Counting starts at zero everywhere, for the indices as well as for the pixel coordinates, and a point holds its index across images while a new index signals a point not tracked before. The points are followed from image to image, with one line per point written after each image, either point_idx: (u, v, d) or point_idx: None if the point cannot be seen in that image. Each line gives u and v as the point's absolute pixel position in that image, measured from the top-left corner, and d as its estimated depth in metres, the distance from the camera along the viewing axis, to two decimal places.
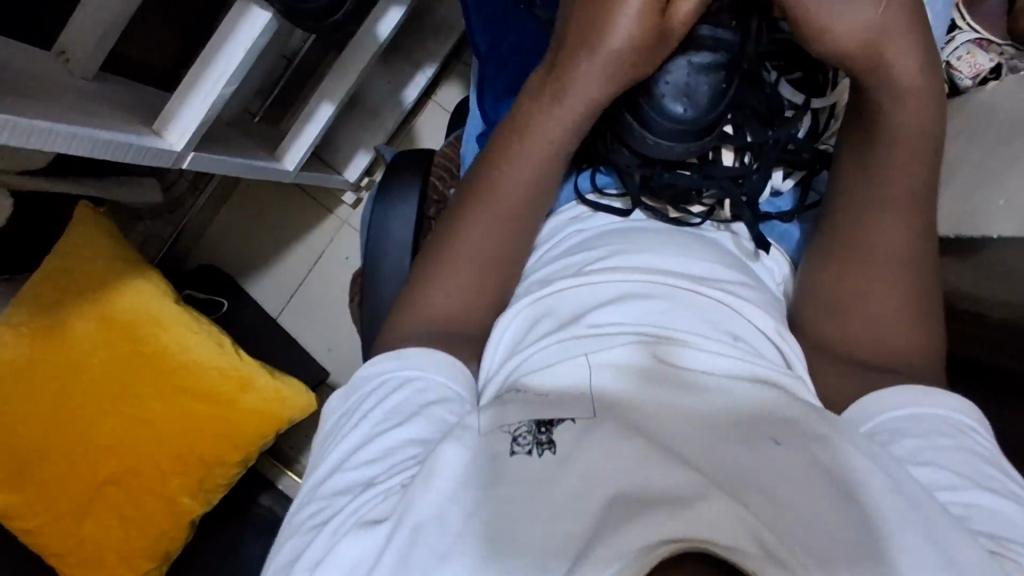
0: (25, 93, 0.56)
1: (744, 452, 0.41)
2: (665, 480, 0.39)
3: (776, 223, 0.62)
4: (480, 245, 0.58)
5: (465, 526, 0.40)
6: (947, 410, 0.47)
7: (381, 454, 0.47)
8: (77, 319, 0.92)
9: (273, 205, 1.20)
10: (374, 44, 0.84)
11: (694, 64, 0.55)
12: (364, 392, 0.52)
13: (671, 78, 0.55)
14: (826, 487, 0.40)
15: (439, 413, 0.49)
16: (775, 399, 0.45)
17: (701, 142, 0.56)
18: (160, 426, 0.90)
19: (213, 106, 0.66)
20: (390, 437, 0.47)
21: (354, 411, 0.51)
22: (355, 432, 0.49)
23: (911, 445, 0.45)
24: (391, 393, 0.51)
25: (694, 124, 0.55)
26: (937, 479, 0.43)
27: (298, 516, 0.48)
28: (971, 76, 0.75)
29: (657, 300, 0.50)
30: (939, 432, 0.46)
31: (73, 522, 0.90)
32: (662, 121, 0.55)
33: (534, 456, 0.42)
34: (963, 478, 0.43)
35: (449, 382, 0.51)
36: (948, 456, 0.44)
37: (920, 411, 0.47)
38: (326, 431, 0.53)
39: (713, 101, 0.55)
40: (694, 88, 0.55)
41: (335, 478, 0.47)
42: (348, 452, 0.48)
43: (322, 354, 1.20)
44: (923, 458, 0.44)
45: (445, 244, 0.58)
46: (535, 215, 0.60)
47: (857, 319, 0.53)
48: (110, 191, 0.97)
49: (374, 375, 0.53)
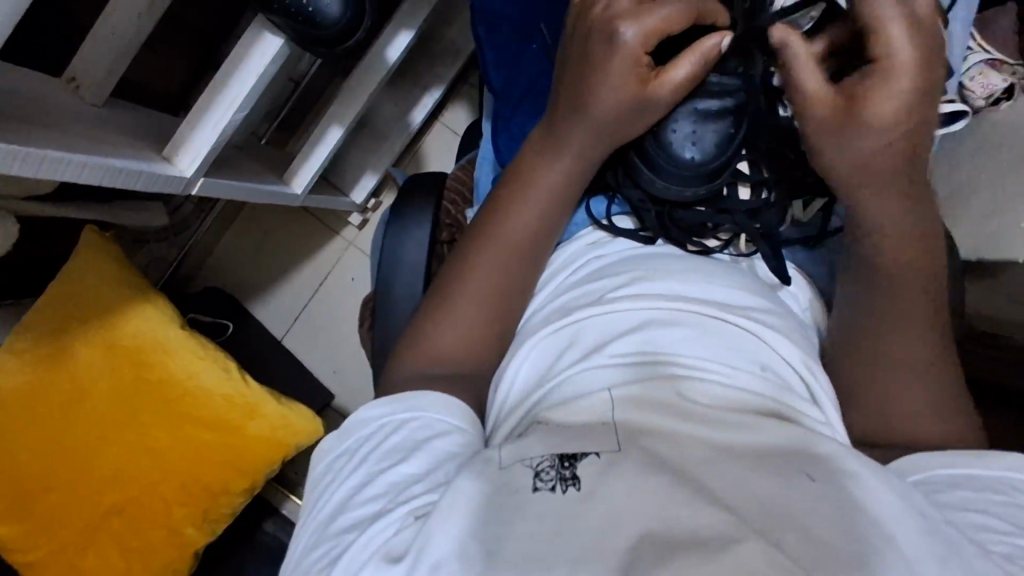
0: (36, 120, 0.56)
1: (779, 487, 0.40)
2: (693, 520, 0.38)
3: (799, 249, 0.62)
4: (490, 281, 0.57)
5: (484, 567, 0.38)
6: (1003, 470, 0.44)
7: (389, 489, 0.45)
8: (83, 345, 0.91)
9: (280, 227, 1.19)
10: (383, 68, 0.83)
11: (700, 111, 0.56)
12: (365, 432, 0.50)
13: (677, 126, 0.56)
14: (865, 528, 0.38)
15: (445, 446, 0.47)
16: (801, 435, 0.43)
17: (710, 184, 0.57)
18: (164, 453, 0.88)
19: (223, 133, 0.66)
20: (395, 471, 0.46)
21: (353, 453, 0.49)
22: (357, 473, 0.47)
23: (959, 496, 0.43)
24: (396, 430, 0.49)
25: (704, 168, 0.56)
26: (988, 524, 0.41)
27: (307, 557, 0.46)
28: (984, 96, 0.72)
29: (680, 328, 0.49)
30: (990, 487, 0.43)
31: (76, 554, 0.88)
32: (671, 167, 0.56)
33: (557, 493, 0.40)
34: (1016, 526, 0.41)
35: (450, 418, 0.49)
36: (997, 506, 0.42)
37: (970, 468, 0.44)
38: (321, 473, 0.50)
39: (720, 147, 0.55)
40: (701, 135, 0.55)
41: (344, 514, 0.45)
42: (355, 488, 0.46)
43: (328, 377, 1.18)
44: (974, 505, 0.42)
45: (454, 281, 0.57)
46: (547, 242, 0.59)
47: (895, 356, 0.50)
48: (118, 216, 0.97)
49: (372, 419, 0.50)
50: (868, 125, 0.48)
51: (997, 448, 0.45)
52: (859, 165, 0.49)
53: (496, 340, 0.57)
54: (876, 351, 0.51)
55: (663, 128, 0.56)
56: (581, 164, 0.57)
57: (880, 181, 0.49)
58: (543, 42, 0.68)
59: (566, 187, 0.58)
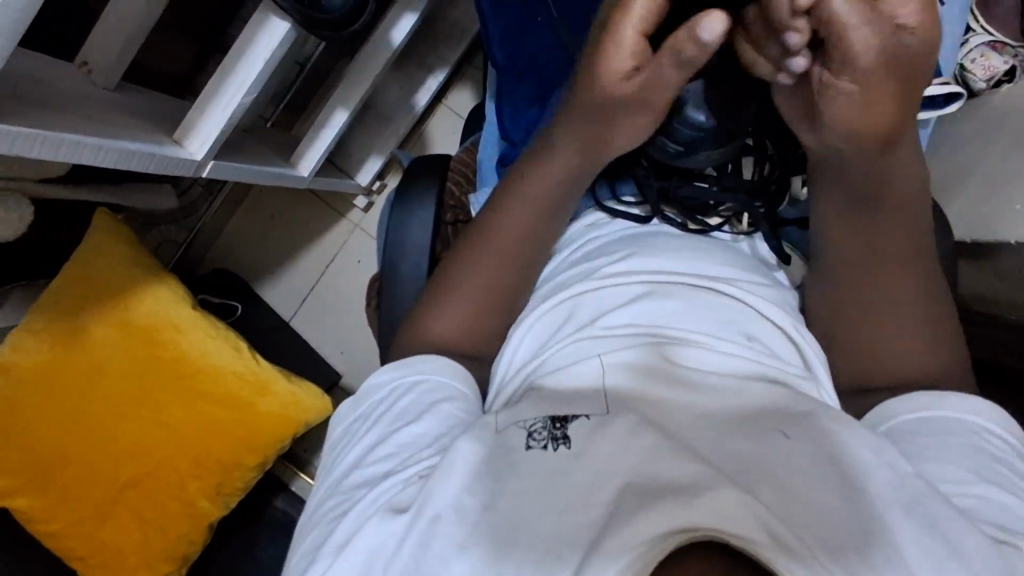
0: (52, 105, 0.57)
1: (757, 447, 0.42)
2: (675, 471, 0.40)
3: (793, 231, 0.63)
4: (494, 256, 0.59)
5: (484, 523, 0.41)
6: (960, 415, 0.47)
7: (400, 451, 0.48)
8: (97, 324, 0.94)
9: (286, 210, 1.21)
10: (388, 50, 0.84)
11: (716, 73, 0.57)
12: (380, 395, 0.53)
13: (692, 86, 0.57)
14: (837, 484, 0.40)
15: (454, 411, 0.50)
16: (783, 398, 0.45)
17: (724, 150, 0.57)
18: (177, 429, 0.91)
19: (233, 116, 0.67)
20: (402, 433, 0.48)
21: (366, 420, 0.52)
22: (369, 435, 0.50)
23: (922, 443, 0.46)
24: (404, 395, 0.51)
25: (717, 129, 0.57)
26: (945, 472, 0.44)
27: (318, 511, 0.48)
28: (985, 79, 0.75)
29: (671, 301, 0.51)
30: (950, 432, 0.46)
31: (94, 525, 0.91)
32: (684, 128, 0.57)
33: (548, 451, 0.44)
34: (973, 474, 0.44)
35: (455, 382, 0.52)
36: (959, 453, 0.45)
37: (930, 411, 0.48)
38: (339, 432, 0.54)
39: (735, 109, 0.57)
40: (716, 96, 0.56)
41: (356, 473, 0.48)
42: (369, 447, 0.49)
43: (336, 358, 1.21)
44: (935, 454, 0.45)
45: (456, 261, 0.59)
46: (549, 228, 0.60)
47: (871, 335, 0.53)
48: (127, 197, 0.98)
49: (387, 382, 0.53)
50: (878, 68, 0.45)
51: (957, 393, 0.49)
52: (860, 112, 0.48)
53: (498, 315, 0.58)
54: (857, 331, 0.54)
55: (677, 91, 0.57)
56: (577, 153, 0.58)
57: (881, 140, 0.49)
58: (548, 14, 0.68)
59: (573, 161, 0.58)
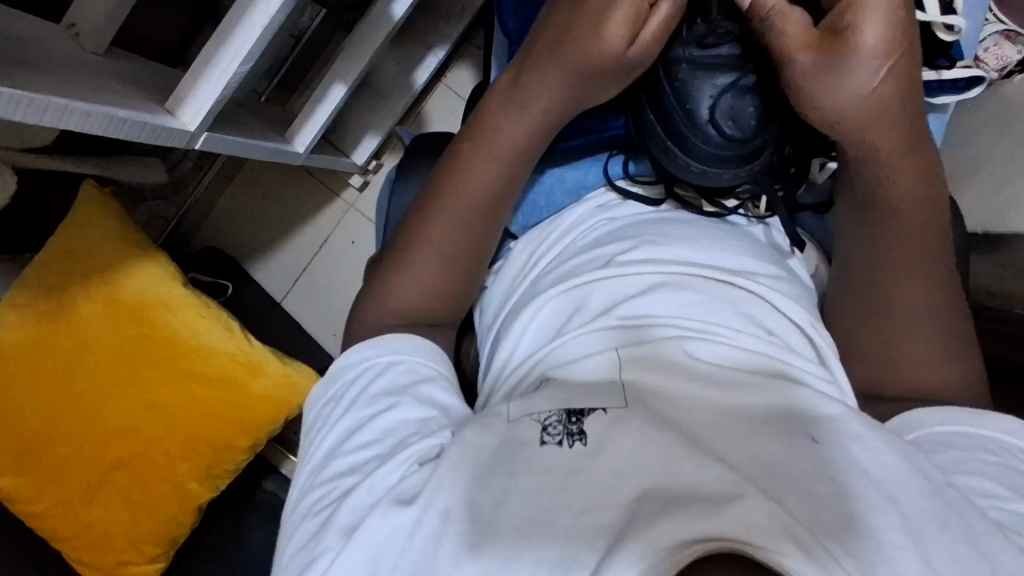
0: (39, 68, 0.54)
1: (781, 449, 0.41)
2: (699, 479, 0.38)
3: (809, 217, 0.65)
4: (443, 217, 0.58)
5: (501, 519, 0.40)
6: (996, 433, 0.48)
7: (381, 435, 0.48)
8: (84, 298, 0.91)
9: (278, 189, 1.18)
10: (389, 23, 0.81)
11: (722, 86, 0.55)
12: (351, 375, 0.54)
13: (717, 105, 0.55)
14: (875, 494, 0.39)
15: (432, 391, 0.51)
16: (802, 395, 0.45)
17: (749, 166, 0.57)
18: (168, 408, 0.89)
19: (227, 86, 0.64)
20: (388, 417, 0.48)
21: (344, 393, 0.53)
22: (344, 420, 0.50)
23: (955, 455, 0.46)
24: (384, 371, 0.53)
25: (744, 146, 0.55)
26: (983, 486, 0.44)
27: (303, 502, 0.48)
28: (998, 68, 0.77)
29: (689, 293, 0.50)
30: (984, 447, 0.47)
31: (80, 505, 0.88)
32: (706, 147, 0.56)
33: (564, 447, 0.42)
34: (1011, 490, 0.44)
35: (432, 362, 0.54)
36: (988, 467, 0.45)
37: (965, 426, 0.49)
38: (315, 416, 0.54)
39: (759, 124, 0.55)
40: (741, 112, 0.55)
41: (336, 461, 0.48)
42: (345, 435, 0.49)
43: (328, 340, 1.19)
44: (971, 468, 0.45)
45: (416, 216, 0.59)
46: (496, 205, 0.59)
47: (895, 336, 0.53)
48: (110, 170, 0.94)
49: (359, 362, 0.54)
50: (874, 46, 0.50)
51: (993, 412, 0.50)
52: (896, 34, 0.50)
53: (451, 286, 0.59)
54: (866, 326, 0.56)
55: (695, 113, 0.55)
56: (528, 111, 0.57)
57: (884, 127, 0.52)
58: None
59: (521, 143, 0.58)
